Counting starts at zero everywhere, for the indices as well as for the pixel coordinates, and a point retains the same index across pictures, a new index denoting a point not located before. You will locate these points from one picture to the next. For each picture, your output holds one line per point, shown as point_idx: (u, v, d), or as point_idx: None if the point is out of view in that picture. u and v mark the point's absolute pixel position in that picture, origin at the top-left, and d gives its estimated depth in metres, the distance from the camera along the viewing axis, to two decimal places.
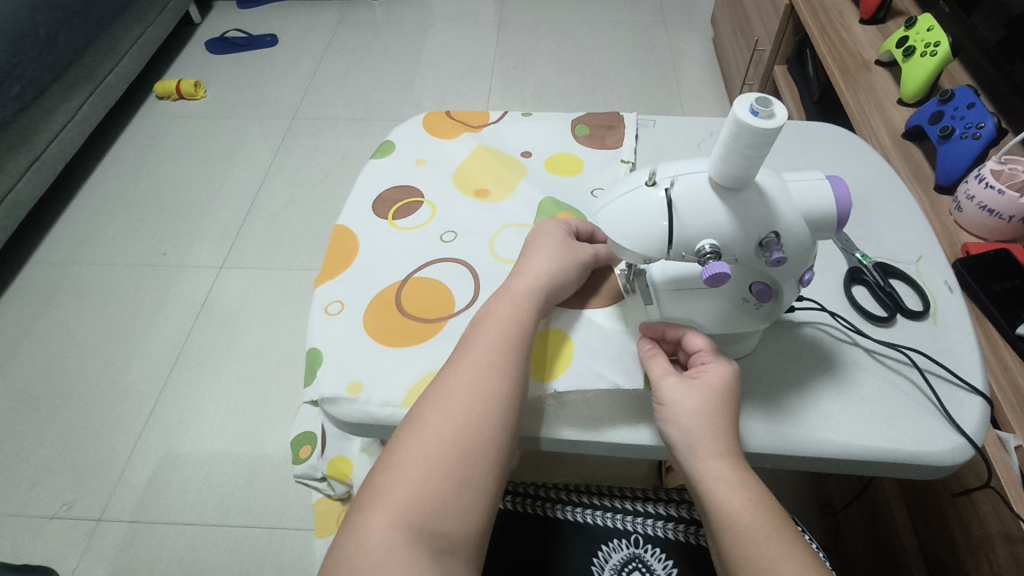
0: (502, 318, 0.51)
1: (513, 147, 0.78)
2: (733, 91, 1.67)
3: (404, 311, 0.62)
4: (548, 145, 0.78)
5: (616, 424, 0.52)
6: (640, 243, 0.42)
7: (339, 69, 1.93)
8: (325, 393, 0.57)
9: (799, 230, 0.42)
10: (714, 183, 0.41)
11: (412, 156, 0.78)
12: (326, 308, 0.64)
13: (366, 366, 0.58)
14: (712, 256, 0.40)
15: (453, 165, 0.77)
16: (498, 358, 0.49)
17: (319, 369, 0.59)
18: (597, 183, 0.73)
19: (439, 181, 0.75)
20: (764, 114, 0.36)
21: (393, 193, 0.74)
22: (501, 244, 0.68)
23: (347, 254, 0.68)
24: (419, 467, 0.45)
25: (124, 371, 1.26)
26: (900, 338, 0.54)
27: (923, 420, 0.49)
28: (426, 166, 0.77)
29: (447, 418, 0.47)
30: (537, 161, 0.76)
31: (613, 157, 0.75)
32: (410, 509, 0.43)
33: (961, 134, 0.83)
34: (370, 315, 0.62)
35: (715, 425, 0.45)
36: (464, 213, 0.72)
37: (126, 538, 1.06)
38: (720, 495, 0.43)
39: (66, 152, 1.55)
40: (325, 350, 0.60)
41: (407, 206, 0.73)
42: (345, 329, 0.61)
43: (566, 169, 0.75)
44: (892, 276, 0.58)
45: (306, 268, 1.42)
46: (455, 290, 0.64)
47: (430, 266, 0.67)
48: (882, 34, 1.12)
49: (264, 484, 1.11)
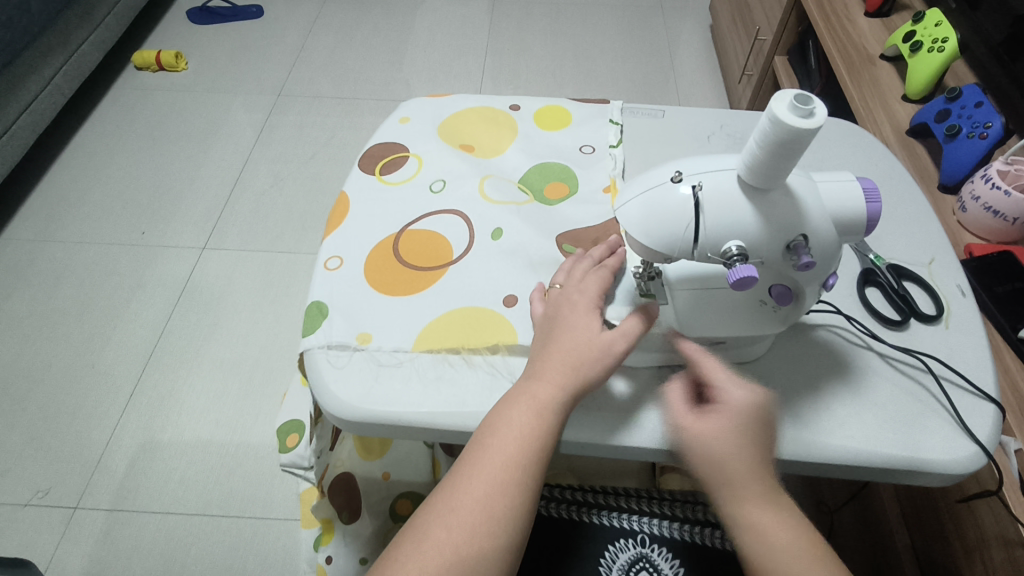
0: (557, 349, 0.46)
1: (498, 102, 0.76)
2: (731, 80, 1.65)
3: (405, 263, 0.60)
4: (534, 100, 0.76)
5: (626, 421, 0.49)
6: (663, 242, 0.40)
7: (327, 45, 1.87)
8: (333, 339, 0.54)
9: (828, 233, 0.40)
10: (743, 183, 0.39)
11: (396, 114, 0.75)
12: (323, 263, 0.61)
13: (372, 315, 0.56)
14: (739, 259, 0.38)
15: (439, 121, 0.74)
16: (547, 394, 0.45)
17: (321, 320, 0.56)
18: (587, 138, 0.71)
19: (424, 135, 0.73)
20: (804, 112, 0.33)
21: (378, 149, 0.71)
22: (492, 187, 0.67)
23: (338, 214, 0.65)
24: (465, 511, 0.42)
25: (102, 354, 1.21)
26: (913, 344, 0.53)
27: (936, 425, 0.48)
28: (411, 122, 0.74)
29: (493, 455, 0.43)
30: (525, 114, 0.74)
31: (599, 112, 0.74)
32: (459, 554, 0.41)
33: (967, 133, 0.83)
34: (372, 268, 0.60)
35: (741, 461, 0.44)
36: (452, 162, 0.69)
37: (104, 528, 1.03)
38: (749, 529, 0.42)
39: (39, 123, 1.48)
40: (331, 306, 0.57)
41: (394, 160, 0.70)
42: (347, 285, 0.59)
43: (554, 120, 0.73)
44: (905, 278, 0.57)
45: (292, 251, 1.38)
46: (454, 240, 0.62)
47: (426, 216, 0.64)
48: (886, 28, 1.10)
49: (248, 473, 1.08)
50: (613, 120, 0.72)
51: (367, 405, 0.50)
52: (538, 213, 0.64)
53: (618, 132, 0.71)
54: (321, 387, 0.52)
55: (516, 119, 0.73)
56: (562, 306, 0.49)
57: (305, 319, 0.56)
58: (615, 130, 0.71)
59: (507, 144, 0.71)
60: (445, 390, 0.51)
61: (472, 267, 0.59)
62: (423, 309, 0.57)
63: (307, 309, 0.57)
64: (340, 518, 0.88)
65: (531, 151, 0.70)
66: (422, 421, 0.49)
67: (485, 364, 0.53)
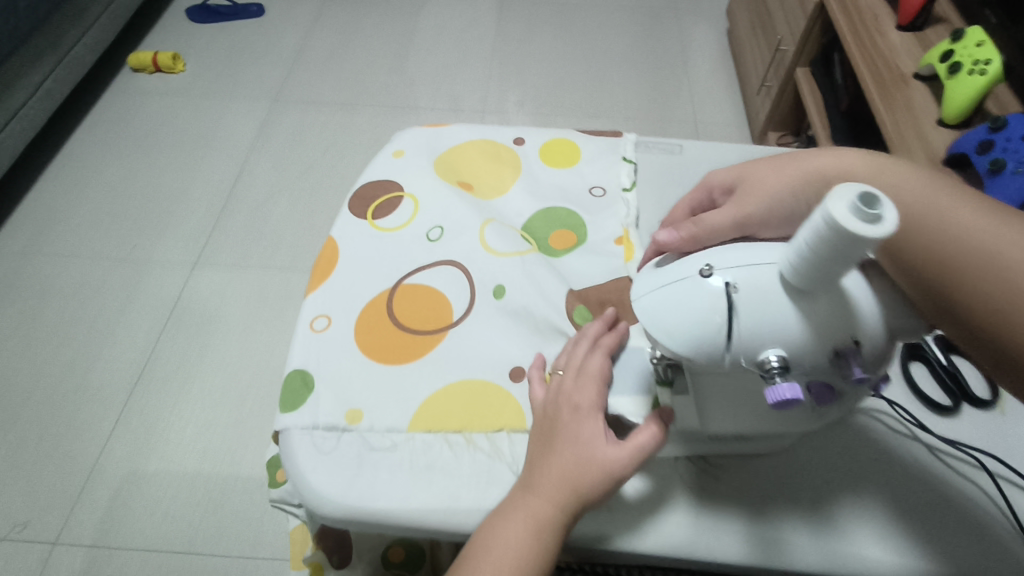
0: (558, 457, 0.40)
1: (501, 134, 0.70)
2: (748, 90, 1.58)
3: (400, 325, 0.54)
4: (539, 132, 0.69)
5: (638, 523, 0.44)
6: (689, 346, 0.34)
7: (328, 47, 1.81)
8: (317, 420, 0.49)
9: (881, 336, 0.34)
10: (785, 282, 0.33)
11: (390, 148, 0.69)
12: (309, 323, 0.55)
13: (364, 387, 0.51)
14: (780, 373, 0.32)
15: (436, 156, 0.68)
16: (546, 509, 0.39)
17: (308, 393, 0.51)
18: (598, 178, 0.65)
19: (420, 172, 0.66)
20: (870, 215, 0.27)
21: (370, 188, 0.65)
22: (493, 235, 0.60)
23: (325, 265, 0.60)
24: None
25: (89, 376, 1.17)
26: (965, 433, 0.47)
27: (993, 535, 0.43)
28: (406, 156, 0.68)
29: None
30: (530, 149, 0.68)
31: (611, 147, 0.68)
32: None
33: (1013, 169, 0.76)
34: (362, 330, 0.54)
35: None
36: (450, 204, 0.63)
37: (85, 565, 0.98)
38: None
39: (29, 130, 1.42)
40: (316, 376, 0.52)
41: (388, 202, 0.64)
42: (335, 350, 0.53)
43: (561, 156, 0.67)
44: (953, 352, 0.51)
45: (287, 267, 1.32)
46: (453, 296, 0.56)
47: (423, 268, 0.58)
48: (919, 44, 1.02)
49: (235, 508, 1.03)
50: (626, 158, 0.66)
51: (349, 500, 0.45)
52: (547, 266, 0.58)
53: (632, 172, 0.65)
54: (300, 474, 0.46)
55: (519, 156, 0.67)
56: (560, 406, 0.43)
57: (287, 392, 0.51)
58: (628, 169, 0.65)
59: (511, 184, 0.65)
60: (438, 481, 0.45)
61: (473, 331, 0.54)
62: (416, 380, 0.51)
63: (290, 378, 0.52)
64: (329, 563, 0.79)
65: (536, 193, 0.64)
66: (409, 519, 0.44)
67: (485, 445, 0.47)
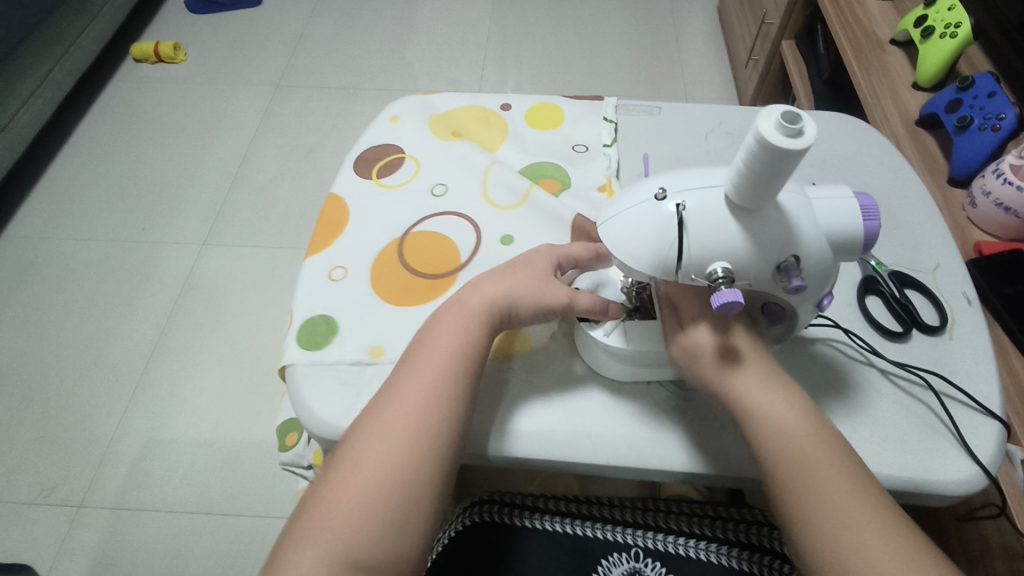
0: (507, 270, 0.51)
1: (489, 99, 0.74)
2: (738, 65, 1.61)
3: (412, 270, 0.59)
4: (525, 97, 0.73)
5: (614, 440, 0.48)
6: (646, 262, 0.38)
7: (326, 33, 1.84)
8: (343, 356, 0.54)
9: (821, 252, 0.38)
10: (731, 202, 0.37)
11: (386, 114, 0.73)
12: (327, 273, 0.60)
13: (383, 325, 0.56)
14: (725, 281, 0.36)
15: (431, 120, 0.72)
16: (482, 298, 0.49)
17: (333, 335, 0.55)
18: (582, 137, 0.69)
19: (417, 135, 0.71)
20: (792, 130, 0.31)
21: (373, 152, 0.69)
22: (495, 189, 0.65)
23: (336, 222, 0.64)
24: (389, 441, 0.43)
25: (105, 351, 1.22)
26: (915, 356, 0.51)
27: (936, 445, 0.47)
28: (403, 122, 0.72)
29: (431, 340, 0.48)
30: (517, 114, 0.72)
31: (594, 108, 0.72)
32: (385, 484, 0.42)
33: (979, 124, 0.79)
34: (378, 276, 0.59)
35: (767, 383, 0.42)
36: (451, 164, 0.67)
37: (109, 526, 1.04)
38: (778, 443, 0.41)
39: (39, 120, 1.46)
40: (338, 320, 0.56)
41: (390, 164, 0.68)
42: (345, 296, 0.58)
43: (545, 120, 0.71)
44: (907, 286, 0.55)
45: (292, 245, 1.37)
46: (460, 242, 0.61)
47: (430, 220, 0.63)
48: (898, 12, 1.06)
49: (249, 471, 1.08)
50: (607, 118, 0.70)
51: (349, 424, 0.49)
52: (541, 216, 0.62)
53: (613, 129, 0.69)
54: (305, 404, 0.51)
55: (506, 119, 0.71)
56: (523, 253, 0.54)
57: (312, 334, 0.55)
58: (609, 127, 0.69)
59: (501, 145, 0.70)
60: None
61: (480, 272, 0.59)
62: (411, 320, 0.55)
63: (313, 323, 0.56)
64: None
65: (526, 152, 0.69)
66: None
67: None
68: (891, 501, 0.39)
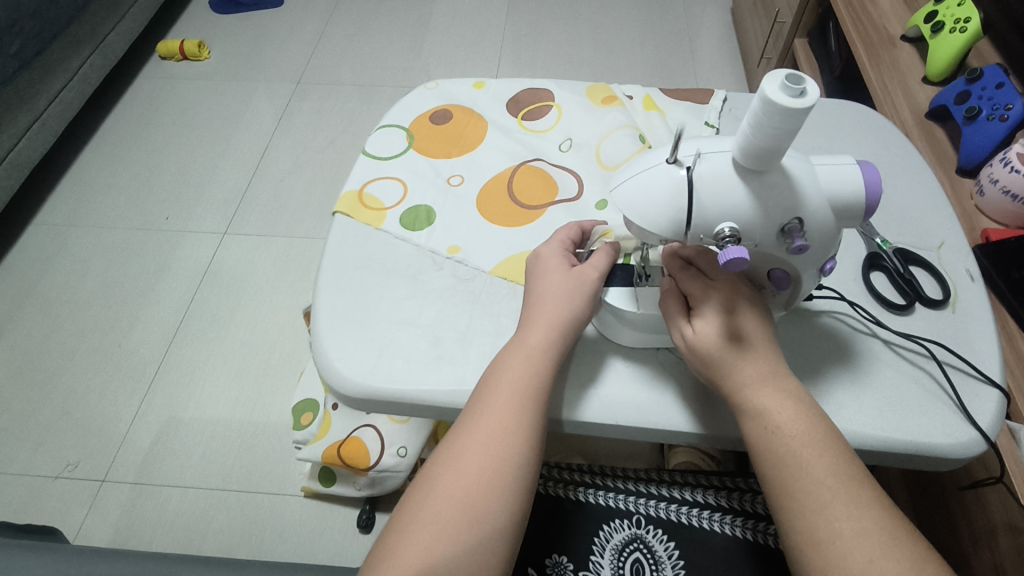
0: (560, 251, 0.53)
1: (615, 86, 0.76)
2: (751, 64, 1.62)
3: (363, 203, 0.66)
4: (635, 91, 0.75)
5: (625, 405, 0.50)
6: (657, 223, 0.41)
7: (346, 32, 1.88)
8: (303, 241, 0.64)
9: (824, 217, 0.40)
10: (738, 165, 0.39)
11: (478, 79, 0.78)
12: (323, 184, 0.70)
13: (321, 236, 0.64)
14: (731, 241, 0.39)
15: (512, 91, 0.76)
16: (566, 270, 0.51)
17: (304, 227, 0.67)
18: (579, 129, 0.71)
19: (463, 95, 0.76)
20: (796, 92, 0.33)
21: (438, 100, 0.76)
22: (393, 148, 0.71)
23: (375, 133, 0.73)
24: (474, 460, 0.43)
25: (128, 335, 1.26)
26: (916, 328, 0.53)
27: (938, 412, 0.48)
28: (484, 89, 0.77)
29: (545, 303, 0.49)
30: (565, 87, 0.76)
31: (698, 109, 0.72)
32: (466, 495, 0.42)
33: (987, 115, 0.80)
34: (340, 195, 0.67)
35: (764, 367, 0.44)
36: (423, 127, 0.73)
37: (130, 499, 1.07)
38: (766, 421, 0.42)
39: (68, 112, 1.51)
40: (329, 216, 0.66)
41: (427, 110, 0.75)
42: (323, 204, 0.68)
43: (589, 102, 0.74)
44: (912, 263, 0.57)
45: (310, 234, 1.40)
46: (389, 197, 0.66)
47: (383, 175, 0.68)
48: (910, 9, 1.07)
49: (266, 452, 1.11)
50: (669, 122, 0.71)
51: (373, 382, 0.52)
52: (459, 187, 0.67)
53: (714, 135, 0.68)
54: (321, 349, 0.55)
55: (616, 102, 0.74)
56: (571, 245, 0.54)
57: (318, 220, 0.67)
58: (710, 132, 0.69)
59: (526, 103, 0.75)
60: (446, 369, 0.52)
61: (383, 233, 0.63)
62: (431, 280, 0.59)
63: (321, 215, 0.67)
64: None
65: (483, 148, 0.71)
66: (425, 396, 0.51)
67: (491, 330, 0.55)
68: (868, 478, 0.41)
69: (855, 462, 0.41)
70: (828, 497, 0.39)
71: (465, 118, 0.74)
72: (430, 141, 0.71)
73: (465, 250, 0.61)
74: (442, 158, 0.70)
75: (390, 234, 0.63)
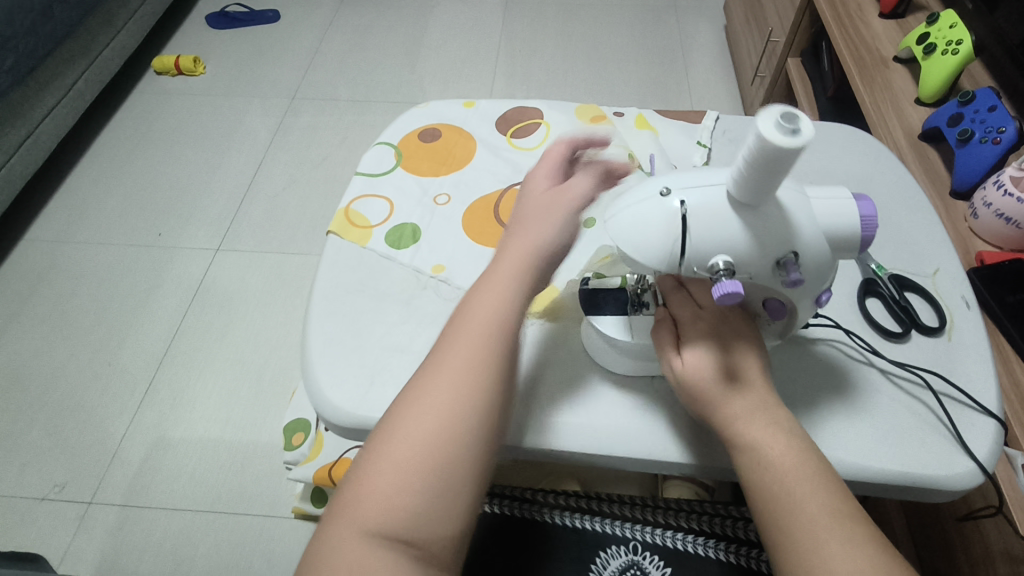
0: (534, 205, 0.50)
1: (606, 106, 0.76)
2: (745, 82, 1.64)
3: (354, 222, 0.65)
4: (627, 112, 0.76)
5: (619, 435, 0.49)
6: (651, 255, 0.40)
7: (341, 48, 1.89)
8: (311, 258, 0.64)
9: (820, 249, 0.40)
10: (733, 198, 0.39)
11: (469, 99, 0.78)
12: None
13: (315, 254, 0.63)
14: (725, 274, 0.38)
15: (501, 110, 0.76)
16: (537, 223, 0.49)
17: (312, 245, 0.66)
18: None
19: (454, 113, 0.76)
20: (791, 130, 0.33)
21: (430, 119, 0.76)
22: (384, 165, 0.71)
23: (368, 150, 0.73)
24: (429, 414, 0.41)
25: (118, 353, 1.24)
26: (912, 356, 0.53)
27: (935, 443, 0.48)
28: (474, 108, 0.77)
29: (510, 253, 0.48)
30: (554, 108, 0.76)
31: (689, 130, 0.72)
32: (428, 440, 0.40)
33: (980, 138, 0.80)
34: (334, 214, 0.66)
35: (756, 398, 0.43)
36: (414, 145, 0.73)
37: (118, 522, 1.05)
38: (759, 453, 0.42)
39: (61, 127, 1.50)
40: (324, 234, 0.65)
41: (419, 129, 0.75)
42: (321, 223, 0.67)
43: (579, 124, 0.74)
44: (907, 289, 0.57)
45: (304, 251, 1.40)
46: (380, 216, 0.66)
47: (373, 194, 0.68)
48: (901, 30, 1.08)
49: (257, 472, 1.09)
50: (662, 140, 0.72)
51: (362, 411, 0.51)
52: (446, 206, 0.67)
53: (706, 154, 0.69)
54: (312, 375, 0.54)
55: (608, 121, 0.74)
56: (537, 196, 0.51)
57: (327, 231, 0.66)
58: (703, 151, 0.69)
59: (515, 122, 0.75)
60: None
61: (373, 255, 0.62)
62: (422, 304, 0.58)
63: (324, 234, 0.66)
64: None
65: (473, 167, 0.70)
66: None
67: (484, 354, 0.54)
68: (863, 515, 0.40)
69: (849, 499, 0.41)
70: (825, 536, 0.38)
71: (455, 137, 0.73)
72: (418, 159, 0.71)
73: (450, 269, 0.61)
74: (433, 177, 0.69)
75: (377, 254, 0.62)
